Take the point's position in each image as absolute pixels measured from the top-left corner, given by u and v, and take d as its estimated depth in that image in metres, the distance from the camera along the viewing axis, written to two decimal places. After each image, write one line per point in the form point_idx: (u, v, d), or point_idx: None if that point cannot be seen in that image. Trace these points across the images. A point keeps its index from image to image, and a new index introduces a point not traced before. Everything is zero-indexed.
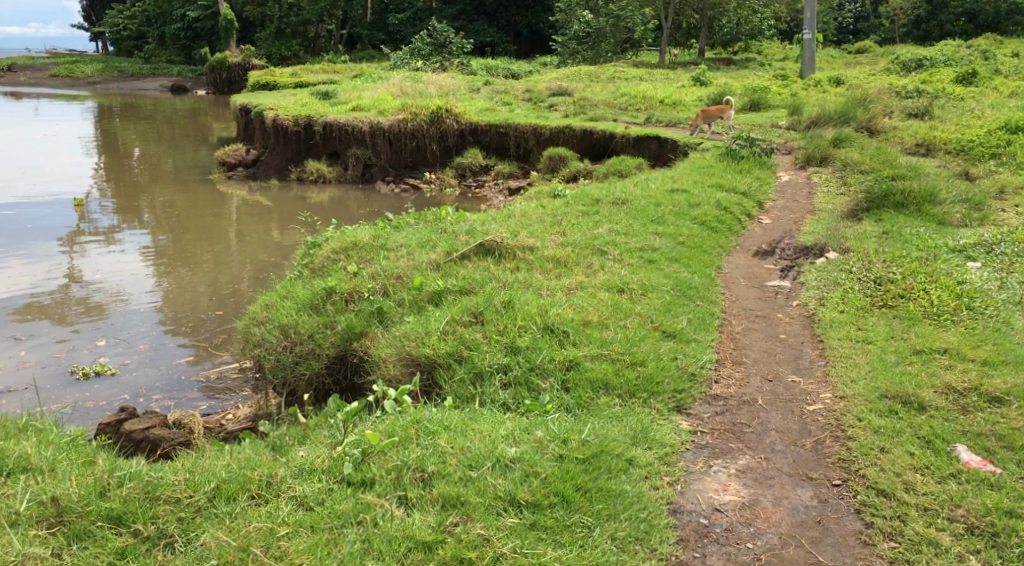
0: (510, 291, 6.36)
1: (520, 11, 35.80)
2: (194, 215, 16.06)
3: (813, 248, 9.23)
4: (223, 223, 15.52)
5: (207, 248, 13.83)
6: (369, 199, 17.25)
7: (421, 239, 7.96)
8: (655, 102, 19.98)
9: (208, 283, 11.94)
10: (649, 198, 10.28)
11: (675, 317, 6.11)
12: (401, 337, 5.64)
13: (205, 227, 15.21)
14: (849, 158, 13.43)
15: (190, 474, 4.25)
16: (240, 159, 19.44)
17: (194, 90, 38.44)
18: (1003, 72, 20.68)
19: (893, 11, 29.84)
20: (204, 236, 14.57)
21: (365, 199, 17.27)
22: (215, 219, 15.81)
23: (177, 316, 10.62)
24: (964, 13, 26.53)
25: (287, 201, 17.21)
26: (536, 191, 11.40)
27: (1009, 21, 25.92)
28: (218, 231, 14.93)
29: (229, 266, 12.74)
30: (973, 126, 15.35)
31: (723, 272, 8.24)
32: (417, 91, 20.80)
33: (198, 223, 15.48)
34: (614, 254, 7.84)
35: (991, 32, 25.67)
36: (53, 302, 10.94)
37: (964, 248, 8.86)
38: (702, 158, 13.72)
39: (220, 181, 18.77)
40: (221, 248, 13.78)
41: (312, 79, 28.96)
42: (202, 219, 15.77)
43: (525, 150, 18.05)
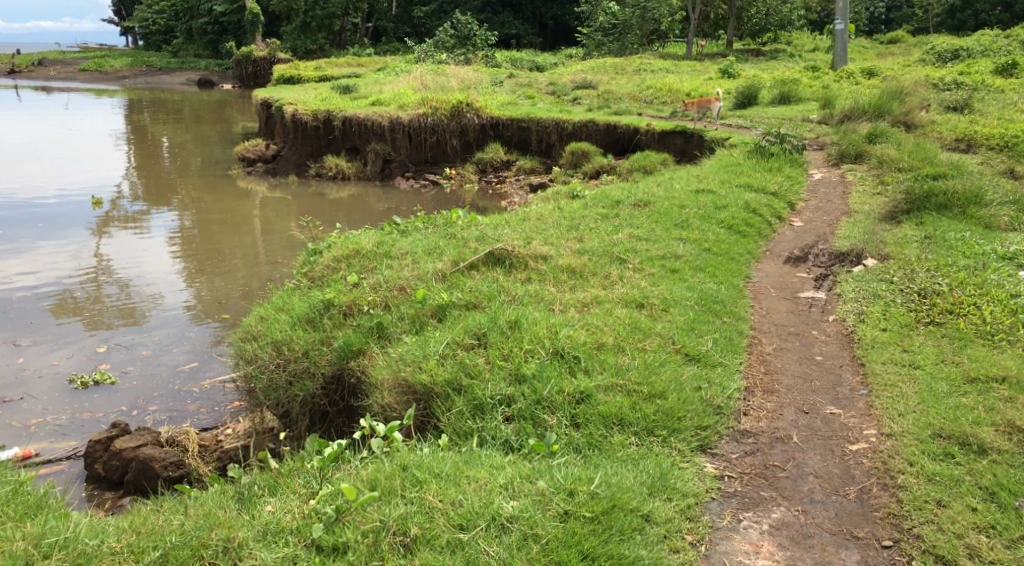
0: (519, 308, 5.85)
1: (545, 2, 35.09)
2: (216, 210, 15.64)
3: (849, 254, 8.64)
4: (245, 219, 15.06)
5: (228, 244, 13.36)
6: (389, 196, 16.77)
7: (427, 245, 7.48)
8: (682, 95, 19.34)
9: (226, 280, 11.42)
10: (673, 199, 9.72)
11: (699, 337, 5.57)
12: (398, 358, 5.13)
13: (230, 223, 14.77)
14: (886, 154, 12.73)
15: (135, 539, 3.86)
16: (259, 154, 19.06)
17: (218, 84, 38.22)
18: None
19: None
20: (225, 232, 14.10)
21: (384, 196, 16.80)
22: (238, 215, 15.38)
23: (186, 318, 10.09)
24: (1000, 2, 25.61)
25: (305, 198, 16.74)
26: (553, 191, 10.87)
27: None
28: (243, 227, 14.50)
29: (246, 264, 12.23)
30: (1016, 121, 14.59)
31: (751, 282, 7.66)
32: (437, 84, 20.30)
33: (221, 218, 15.05)
34: (635, 263, 7.33)
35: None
36: (65, 301, 10.54)
37: (1015, 254, 8.22)
38: (730, 155, 13.12)
39: (239, 176, 18.36)
40: (240, 245, 13.31)
41: (334, 73, 28.57)
42: (225, 215, 15.35)
43: (548, 145, 17.49)
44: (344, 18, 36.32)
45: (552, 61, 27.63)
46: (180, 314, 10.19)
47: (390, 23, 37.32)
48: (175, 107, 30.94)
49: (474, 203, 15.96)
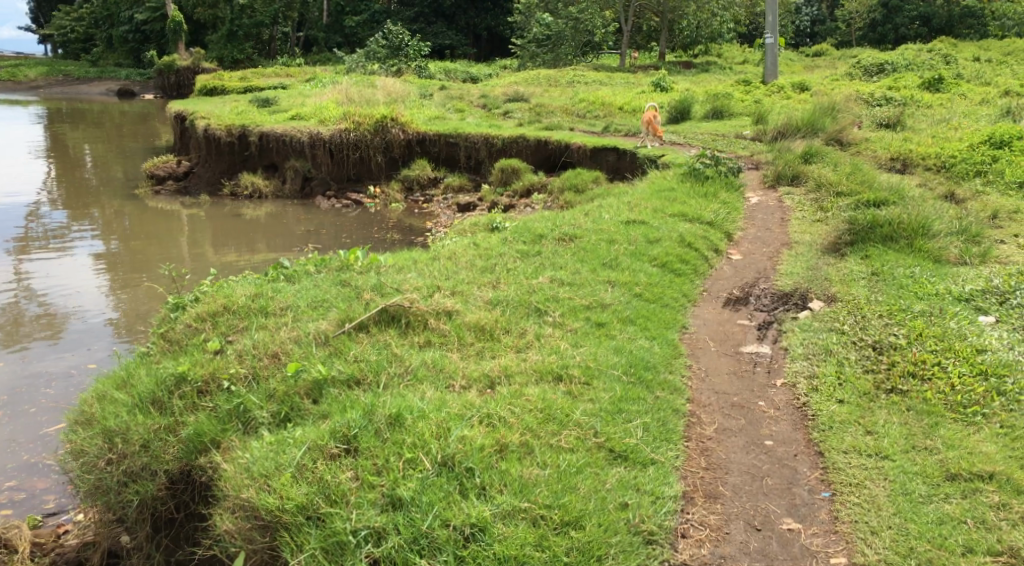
0: (410, 393, 4.82)
1: (478, 13, 34.06)
2: (134, 231, 14.29)
3: (793, 295, 7.81)
4: (175, 241, 13.77)
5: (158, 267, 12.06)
6: (308, 216, 15.44)
7: (313, 297, 6.38)
8: (614, 109, 18.57)
9: (143, 300, 9.95)
10: (601, 233, 8.79)
11: (627, 427, 4.63)
12: (250, 459, 4.24)
13: (161, 245, 13.47)
14: (823, 176, 12.01)
15: None
16: (170, 172, 17.52)
17: (140, 95, 36.29)
18: (968, 76, 19.56)
19: (848, 14, 28.80)
20: (152, 255, 12.77)
21: (305, 216, 15.45)
22: (165, 236, 14.05)
23: (60, 360, 8.29)
24: (918, 17, 25.68)
25: (219, 218, 15.41)
26: (470, 222, 9.86)
27: (963, 24, 25.18)
28: (167, 249, 13.19)
29: (169, 279, 10.80)
30: (952, 138, 14.09)
31: (684, 335, 6.70)
32: (361, 98, 19.14)
33: (150, 240, 13.73)
34: (555, 315, 6.39)
35: (945, 36, 24.88)
36: None
37: (971, 296, 7.44)
38: (663, 178, 12.29)
39: (147, 196, 16.74)
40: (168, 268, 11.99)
41: (259, 83, 27.10)
42: (151, 237, 14.01)
43: (477, 162, 16.40)
44: (271, 27, 34.70)
45: (485, 73, 26.73)
46: (58, 356, 8.41)
47: (321, 33, 35.49)
48: (95, 118, 29.10)
49: (398, 223, 14.81)
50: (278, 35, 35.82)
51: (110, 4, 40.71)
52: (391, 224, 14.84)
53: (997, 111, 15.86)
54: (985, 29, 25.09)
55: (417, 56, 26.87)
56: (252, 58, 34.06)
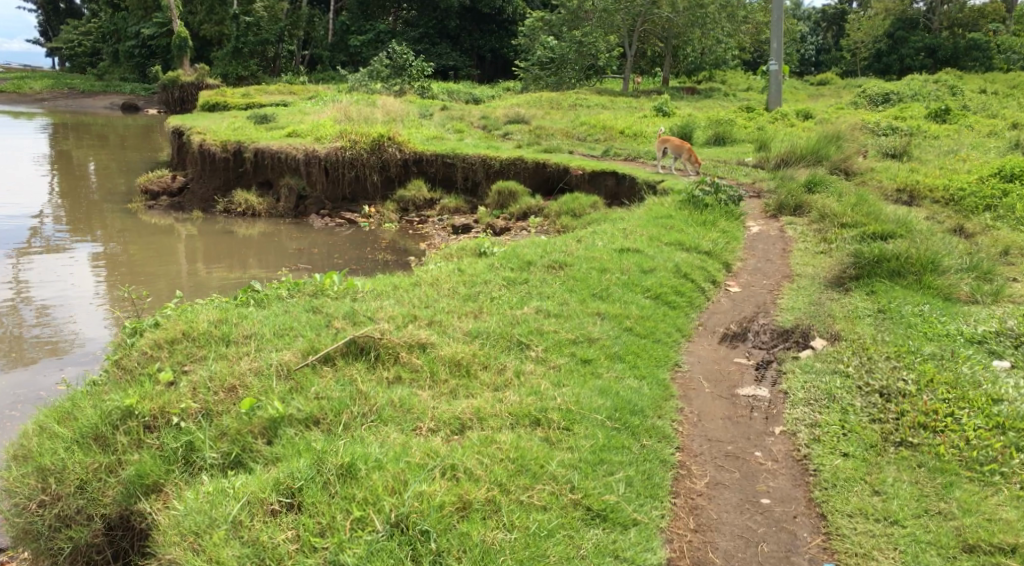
0: (372, 441, 4.43)
1: (483, 35, 33.92)
2: (129, 245, 13.94)
3: (795, 332, 7.41)
4: (173, 257, 13.42)
5: (158, 285, 11.75)
6: (301, 234, 15.05)
7: (280, 324, 5.95)
8: (615, 133, 18.24)
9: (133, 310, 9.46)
10: (593, 261, 8.38)
11: (605, 486, 4.31)
12: (189, 509, 4.15)
13: (159, 260, 13.16)
14: (827, 207, 11.58)
15: None
16: (164, 187, 17.11)
17: (143, 110, 36.06)
18: (974, 108, 19.24)
19: (853, 44, 28.52)
20: (151, 270, 12.46)
21: (297, 235, 15.01)
22: (162, 251, 13.72)
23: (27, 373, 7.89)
24: (923, 48, 25.41)
25: (209, 234, 15.02)
26: (458, 246, 9.46)
27: (968, 56, 24.76)
28: (159, 265, 12.83)
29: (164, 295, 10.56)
30: (960, 170, 13.71)
31: (677, 374, 6.27)
32: (360, 116, 18.81)
33: (150, 255, 13.40)
34: (539, 350, 5.98)
35: (950, 67, 24.59)
36: None
37: (983, 338, 7.08)
38: (662, 204, 11.90)
39: (139, 211, 16.32)
40: (169, 285, 11.68)
41: (260, 99, 26.83)
42: (146, 251, 13.66)
43: (474, 183, 15.98)
44: (275, 45, 34.47)
45: (488, 94, 26.49)
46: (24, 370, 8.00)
47: (325, 51, 35.25)
48: (97, 131, 28.80)
49: (390, 244, 14.41)
50: (283, 53, 35.67)
51: (116, 18, 40.53)
52: (385, 244, 14.42)
53: (1005, 143, 15.52)
54: (990, 63, 24.52)
55: (419, 76, 26.63)
56: (255, 74, 33.79)
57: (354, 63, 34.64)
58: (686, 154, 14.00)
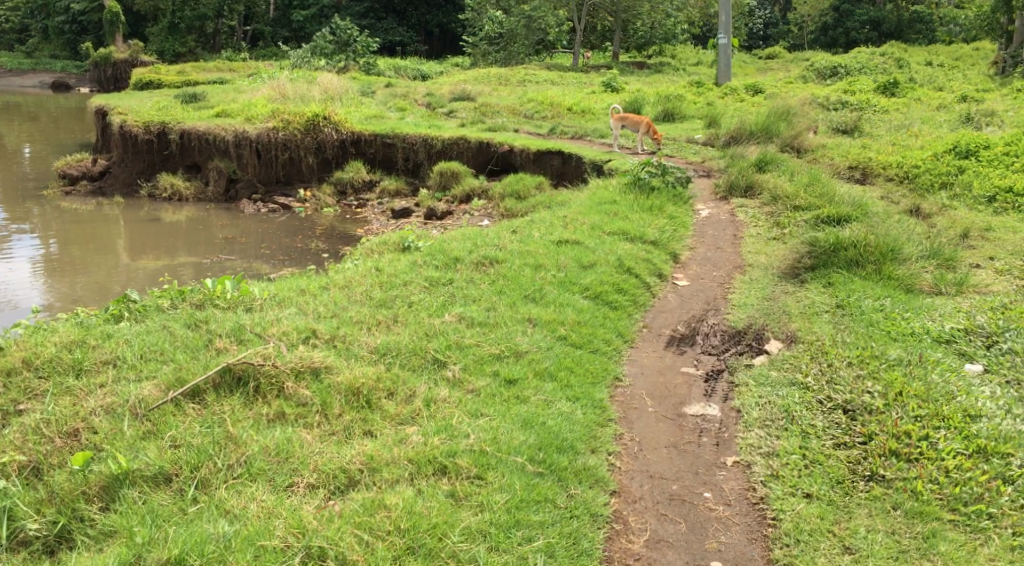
0: (221, 518, 3.76)
1: (430, 9, 32.64)
2: (64, 232, 12.97)
3: (748, 333, 6.74)
4: (108, 245, 12.44)
5: (97, 276, 10.83)
6: (233, 220, 13.86)
7: (149, 345, 5.03)
8: (562, 110, 17.41)
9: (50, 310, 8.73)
10: (528, 257, 7.58)
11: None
12: None
13: (96, 248, 12.23)
14: (779, 187, 10.90)
15: None
16: (84, 170, 15.74)
17: (76, 88, 34.20)
18: (921, 81, 18.72)
19: (801, 18, 27.98)
20: (90, 260, 11.58)
21: (228, 221, 13.80)
22: (100, 238, 12.79)
23: None
24: (868, 21, 24.94)
25: (135, 218, 13.92)
26: (381, 240, 8.60)
27: (912, 29, 24.80)
28: (95, 254, 11.91)
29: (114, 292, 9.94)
30: (913, 146, 13.12)
31: (616, 391, 5.53)
32: (295, 95, 17.69)
33: (90, 243, 12.46)
34: (455, 369, 5.18)
35: (895, 41, 24.23)
36: None
37: (952, 337, 6.39)
38: (606, 187, 11.12)
39: (55, 198, 14.99)
40: (108, 276, 10.83)
41: (197, 77, 25.42)
42: (84, 238, 12.73)
43: (415, 164, 14.93)
44: (215, 20, 32.66)
45: (436, 70, 25.46)
46: None
47: (268, 27, 33.97)
48: (23, 111, 27.07)
49: (330, 232, 13.25)
50: (223, 28, 33.88)
51: None
52: (321, 232, 13.25)
53: (956, 117, 14.97)
54: (933, 35, 24.75)
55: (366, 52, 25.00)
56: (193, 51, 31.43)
57: (296, 39, 33.20)
58: (645, 128, 13.56)
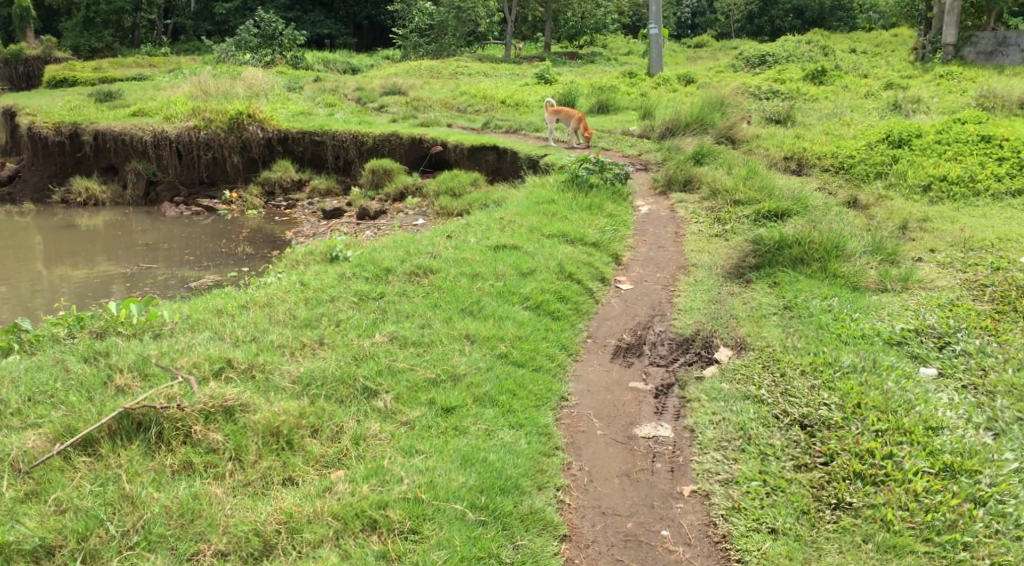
0: None
1: None
2: None
3: (697, 341, 6.46)
4: (29, 255, 11.70)
5: (18, 289, 10.12)
6: (154, 224, 12.94)
7: (39, 387, 4.62)
8: (495, 103, 16.99)
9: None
10: (464, 264, 7.17)
11: None
12: None
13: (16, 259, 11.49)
14: (718, 181, 10.66)
15: None
16: None
17: None
18: (846, 68, 18.81)
19: (727, 7, 28.10)
20: (9, 272, 10.84)
21: (149, 226, 12.89)
22: (19, 248, 12.02)
23: None
24: (792, 9, 25.12)
25: (51, 225, 13.01)
26: (306, 250, 8.08)
27: (834, 17, 25.14)
28: (15, 266, 11.16)
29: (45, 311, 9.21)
30: (846, 135, 13.03)
31: (561, 412, 5.18)
32: (217, 92, 16.90)
33: (8, 254, 11.70)
34: (387, 400, 4.75)
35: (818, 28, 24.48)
36: None
37: (903, 338, 6.13)
38: (542, 185, 10.77)
39: None
40: (29, 289, 10.11)
41: (116, 74, 24.21)
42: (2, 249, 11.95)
43: (346, 163, 14.09)
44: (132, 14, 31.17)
45: (366, 63, 24.78)
46: None
47: (189, 20, 32.28)
48: None
49: (252, 233, 12.37)
50: (143, 23, 32.10)
51: None
52: (246, 235, 12.36)
53: (885, 104, 15.01)
54: (853, 23, 25.08)
55: (293, 46, 24.03)
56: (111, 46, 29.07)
57: (221, 34, 31.76)
58: (579, 123, 13.20)
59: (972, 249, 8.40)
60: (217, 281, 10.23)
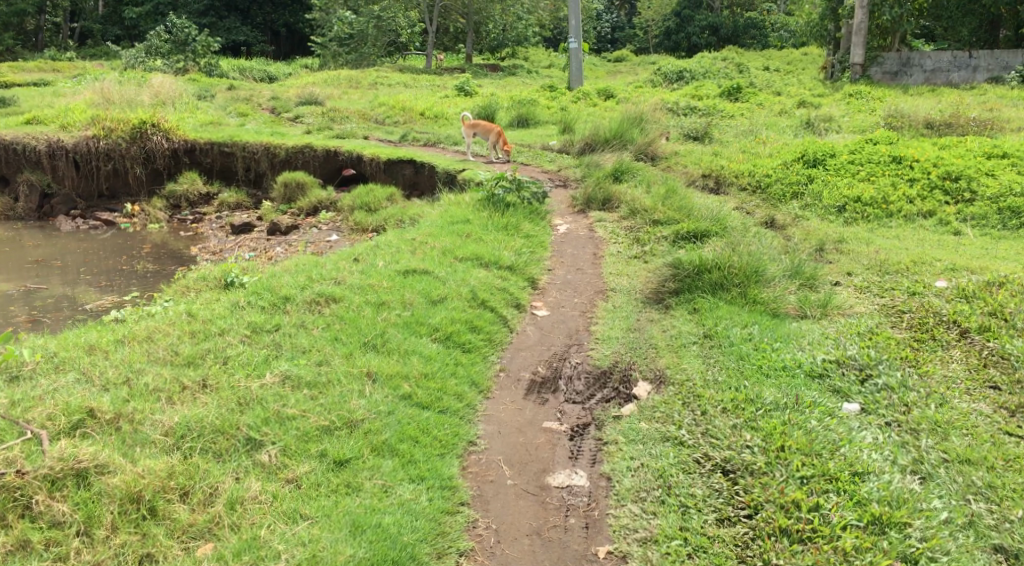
0: None
1: (276, 9, 30.88)
2: None
3: (615, 373, 6.14)
4: None
5: None
6: (47, 239, 11.91)
7: None
8: (414, 115, 16.54)
9: None
10: (368, 291, 6.71)
11: None
12: None
13: None
14: (637, 201, 10.43)
15: None
16: None
17: None
18: (760, 85, 18.98)
19: (646, 22, 28.34)
20: None
21: (41, 241, 11.87)
22: None
23: None
24: (708, 26, 25.40)
25: None
26: (200, 275, 7.50)
27: (747, 35, 25.52)
28: None
29: None
30: (763, 153, 13.00)
31: (468, 459, 4.78)
32: (121, 99, 15.99)
33: None
34: (272, 454, 4.37)
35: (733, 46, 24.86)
36: None
37: (825, 371, 5.89)
38: (458, 203, 10.37)
39: None
40: None
41: (14, 78, 22.81)
42: None
43: (258, 175, 13.29)
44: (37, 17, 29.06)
45: (285, 72, 24.02)
46: None
47: (97, 25, 30.37)
48: None
49: (156, 249, 11.50)
50: (47, 26, 30.01)
51: None
52: (148, 250, 11.49)
53: (798, 122, 15.11)
54: (766, 40, 25.49)
55: (207, 52, 22.98)
56: (11, 50, 27.11)
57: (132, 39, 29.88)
58: (497, 137, 12.90)
59: (888, 273, 8.32)
60: (116, 303, 9.37)
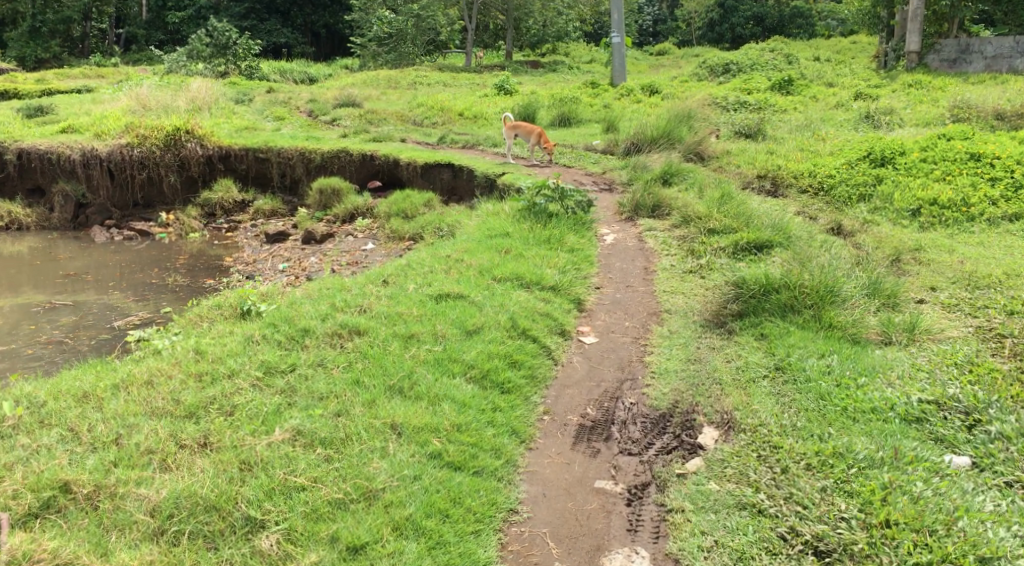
0: None
1: (316, 10, 30.33)
2: None
3: (676, 417, 5.37)
4: None
5: None
6: (79, 251, 11.28)
7: None
8: (453, 115, 15.84)
9: None
10: (395, 321, 6.01)
11: None
12: None
13: None
14: (690, 207, 9.59)
15: None
16: None
17: None
18: (812, 76, 17.95)
19: (689, 14, 27.33)
20: None
21: (73, 253, 11.24)
22: None
23: None
24: (753, 17, 24.30)
25: None
26: (215, 303, 6.87)
27: (794, 24, 24.42)
28: None
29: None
30: (822, 149, 12.06)
31: (509, 535, 4.18)
32: (156, 105, 15.52)
33: None
34: (271, 540, 3.96)
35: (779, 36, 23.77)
36: None
37: (924, 414, 5.07)
38: (497, 212, 9.66)
39: None
40: None
41: (57, 86, 22.51)
42: None
43: (293, 181, 12.64)
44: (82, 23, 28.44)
45: (324, 73, 23.47)
46: None
47: (140, 29, 29.49)
48: None
49: (190, 260, 10.85)
50: (92, 32, 29.76)
51: None
52: (182, 262, 10.82)
53: (856, 115, 14.09)
54: (814, 29, 24.27)
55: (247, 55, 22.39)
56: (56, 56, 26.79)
57: (176, 44, 29.43)
58: (538, 138, 12.09)
59: (979, 288, 7.40)
60: (146, 318, 8.63)
